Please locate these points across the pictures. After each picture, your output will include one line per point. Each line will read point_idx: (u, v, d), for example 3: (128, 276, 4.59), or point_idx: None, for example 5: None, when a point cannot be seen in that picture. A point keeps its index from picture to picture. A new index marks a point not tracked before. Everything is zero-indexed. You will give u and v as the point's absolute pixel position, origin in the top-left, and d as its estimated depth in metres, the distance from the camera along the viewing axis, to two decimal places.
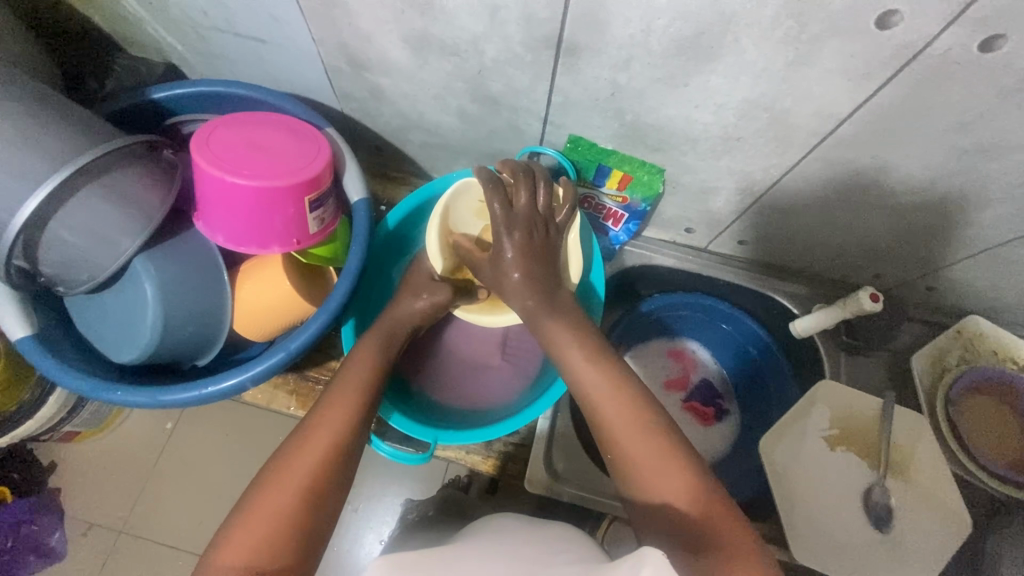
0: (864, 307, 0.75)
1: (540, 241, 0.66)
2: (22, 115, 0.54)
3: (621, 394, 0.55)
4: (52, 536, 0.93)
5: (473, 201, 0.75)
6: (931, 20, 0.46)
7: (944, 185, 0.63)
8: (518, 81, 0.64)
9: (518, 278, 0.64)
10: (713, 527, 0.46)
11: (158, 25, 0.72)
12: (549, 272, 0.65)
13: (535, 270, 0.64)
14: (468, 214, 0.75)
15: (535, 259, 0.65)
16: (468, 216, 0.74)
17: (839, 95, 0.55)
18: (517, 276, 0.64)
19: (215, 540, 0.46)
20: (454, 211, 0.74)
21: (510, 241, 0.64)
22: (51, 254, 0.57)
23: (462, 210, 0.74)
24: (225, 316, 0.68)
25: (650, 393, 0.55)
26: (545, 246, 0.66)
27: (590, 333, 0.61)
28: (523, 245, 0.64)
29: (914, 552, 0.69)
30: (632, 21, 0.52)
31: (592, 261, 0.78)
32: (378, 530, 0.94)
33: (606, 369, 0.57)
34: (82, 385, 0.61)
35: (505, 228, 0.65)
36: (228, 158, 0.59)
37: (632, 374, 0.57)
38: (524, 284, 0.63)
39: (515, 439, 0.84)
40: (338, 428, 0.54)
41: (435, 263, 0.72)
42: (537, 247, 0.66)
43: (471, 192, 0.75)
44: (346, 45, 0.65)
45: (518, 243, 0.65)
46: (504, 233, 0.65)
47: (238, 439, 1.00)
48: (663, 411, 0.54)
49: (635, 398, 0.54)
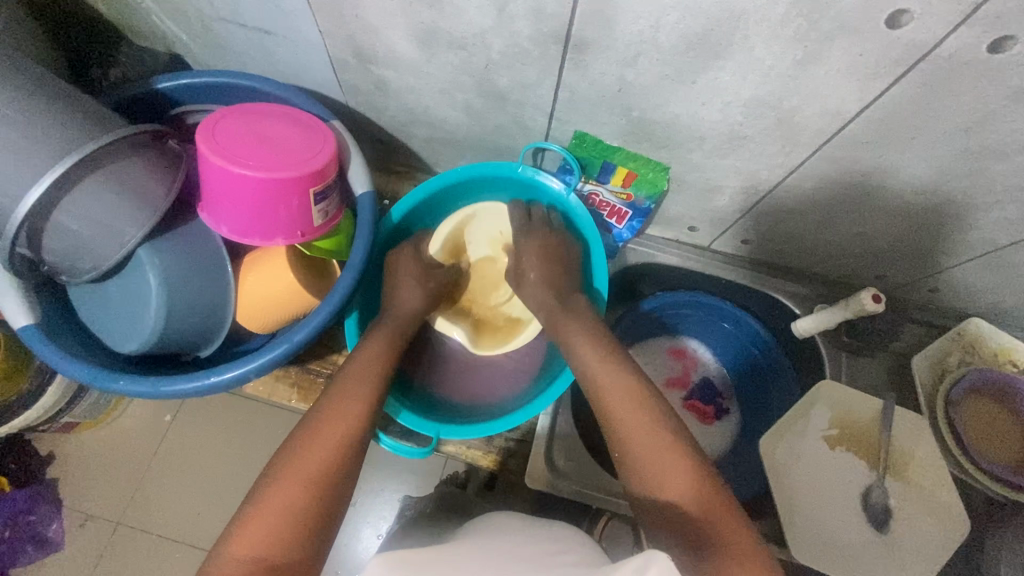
0: (865, 308, 0.75)
1: (555, 247, 0.74)
2: (27, 103, 0.54)
3: (625, 398, 0.56)
4: (49, 527, 0.94)
5: (495, 232, 0.82)
6: (942, 18, 0.46)
7: (949, 186, 0.63)
8: (526, 76, 0.64)
9: (535, 275, 0.72)
10: (717, 518, 0.47)
11: (163, 15, 0.71)
12: (561, 271, 0.73)
13: (549, 270, 0.72)
14: (483, 237, 0.82)
15: (553, 261, 0.73)
16: (482, 244, 0.82)
17: (847, 94, 0.55)
18: (535, 272, 0.72)
19: (224, 532, 0.46)
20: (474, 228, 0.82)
21: (528, 247, 0.74)
22: (55, 242, 0.57)
23: (480, 231, 0.82)
24: (229, 308, 0.68)
25: (655, 392, 0.57)
26: (561, 252, 0.74)
27: (600, 334, 0.65)
28: (540, 246, 0.73)
29: (912, 553, 0.69)
30: (642, 17, 0.52)
31: (596, 264, 0.77)
32: (376, 525, 0.95)
33: (608, 377, 0.59)
34: (84, 373, 0.61)
35: (525, 237, 0.74)
36: (234, 149, 0.59)
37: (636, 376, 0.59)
38: (543, 286, 0.72)
39: (514, 435, 0.83)
40: (349, 421, 0.55)
41: (434, 240, 0.79)
42: (552, 252, 0.73)
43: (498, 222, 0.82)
44: (353, 38, 0.65)
45: (536, 245, 0.73)
46: (526, 240, 0.74)
47: (238, 432, 1.00)
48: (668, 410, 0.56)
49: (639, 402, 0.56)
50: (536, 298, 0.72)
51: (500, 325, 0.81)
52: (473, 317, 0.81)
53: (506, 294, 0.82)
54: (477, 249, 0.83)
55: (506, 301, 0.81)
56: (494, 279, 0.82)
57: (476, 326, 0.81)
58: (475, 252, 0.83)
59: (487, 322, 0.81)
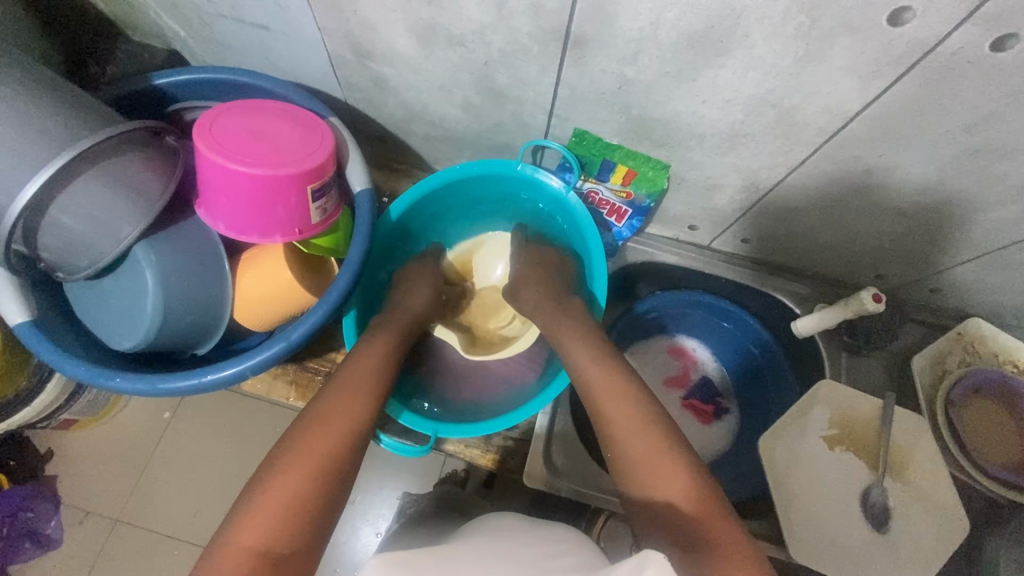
0: (866, 309, 0.75)
1: (549, 260, 0.78)
2: (23, 98, 0.53)
3: (622, 395, 0.57)
4: (47, 524, 0.93)
5: (500, 261, 0.87)
6: (943, 16, 0.46)
7: (951, 185, 0.62)
8: (526, 72, 0.63)
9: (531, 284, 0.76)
10: (713, 518, 0.47)
11: (161, 10, 0.71)
12: (555, 278, 0.76)
13: (543, 277, 0.76)
14: (491, 267, 0.88)
15: (547, 271, 0.77)
16: (489, 275, 0.88)
17: (849, 93, 0.55)
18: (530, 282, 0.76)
19: (225, 524, 0.45)
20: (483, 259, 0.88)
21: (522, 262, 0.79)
22: (51, 239, 0.56)
23: (488, 260, 0.88)
24: (226, 305, 0.67)
25: (648, 392, 0.57)
26: (555, 265, 0.78)
27: (595, 336, 0.66)
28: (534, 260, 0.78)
29: (911, 553, 0.69)
30: (642, 14, 0.52)
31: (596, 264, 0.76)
32: (375, 523, 0.95)
33: (603, 376, 0.59)
34: (80, 370, 0.60)
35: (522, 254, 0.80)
36: (231, 145, 0.59)
37: (631, 375, 0.59)
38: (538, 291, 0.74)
39: (515, 434, 0.80)
40: (348, 416, 0.55)
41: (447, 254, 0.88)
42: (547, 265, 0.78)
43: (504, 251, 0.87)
44: (351, 34, 0.65)
45: (531, 260, 0.78)
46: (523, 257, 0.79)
47: (236, 429, 1.00)
48: (662, 410, 0.56)
49: (635, 399, 0.56)
50: (532, 300, 0.74)
51: (494, 341, 0.83)
52: (472, 334, 0.84)
53: (506, 319, 0.85)
54: (484, 280, 0.88)
55: (505, 324, 0.84)
56: (495, 305, 0.86)
57: (472, 338, 0.83)
58: (481, 282, 0.88)
59: (483, 339, 0.83)
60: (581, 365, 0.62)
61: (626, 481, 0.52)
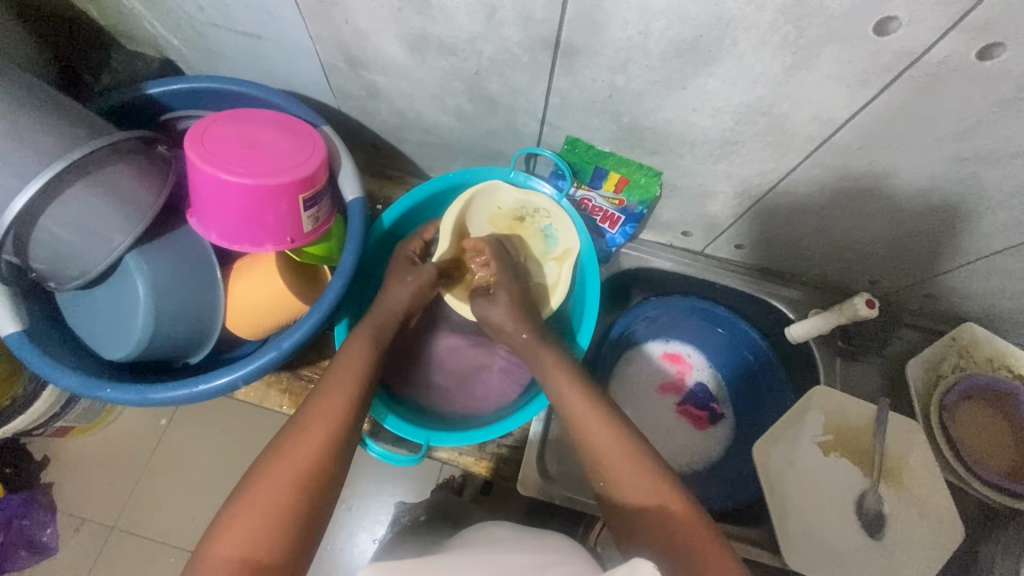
0: (859, 313, 0.74)
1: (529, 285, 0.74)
2: (9, 109, 0.53)
3: (609, 414, 0.58)
4: (43, 532, 0.93)
5: (493, 209, 0.80)
6: (929, 26, 0.46)
7: (940, 192, 0.63)
8: (517, 81, 0.64)
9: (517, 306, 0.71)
10: (698, 534, 0.47)
11: (155, 20, 0.71)
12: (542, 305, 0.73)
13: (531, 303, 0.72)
14: (483, 214, 0.80)
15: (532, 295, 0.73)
16: (481, 218, 0.80)
17: (837, 102, 0.55)
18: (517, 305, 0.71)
19: (209, 531, 0.46)
20: (471, 208, 0.79)
21: (511, 283, 0.73)
22: (42, 250, 0.56)
23: (480, 210, 0.79)
24: (218, 315, 0.67)
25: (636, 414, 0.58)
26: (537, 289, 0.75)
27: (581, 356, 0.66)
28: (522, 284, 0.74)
29: (905, 560, 0.69)
30: (630, 23, 0.52)
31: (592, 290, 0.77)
32: (371, 529, 0.95)
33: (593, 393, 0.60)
34: (74, 382, 0.60)
35: (509, 278, 0.74)
36: (222, 155, 0.59)
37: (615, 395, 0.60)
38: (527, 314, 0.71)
39: (508, 441, 0.79)
40: (334, 421, 0.55)
41: (443, 235, 0.76)
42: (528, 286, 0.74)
43: (491, 200, 0.79)
44: (344, 43, 0.65)
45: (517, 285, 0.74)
46: (511, 273, 0.74)
47: (233, 436, 1.00)
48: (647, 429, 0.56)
49: (621, 424, 0.57)
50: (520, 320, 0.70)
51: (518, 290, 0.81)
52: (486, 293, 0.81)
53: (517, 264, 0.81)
54: (477, 224, 0.80)
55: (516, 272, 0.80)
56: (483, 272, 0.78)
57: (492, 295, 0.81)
58: (476, 229, 0.80)
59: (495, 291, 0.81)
60: (565, 386, 0.62)
61: (617, 494, 0.53)
